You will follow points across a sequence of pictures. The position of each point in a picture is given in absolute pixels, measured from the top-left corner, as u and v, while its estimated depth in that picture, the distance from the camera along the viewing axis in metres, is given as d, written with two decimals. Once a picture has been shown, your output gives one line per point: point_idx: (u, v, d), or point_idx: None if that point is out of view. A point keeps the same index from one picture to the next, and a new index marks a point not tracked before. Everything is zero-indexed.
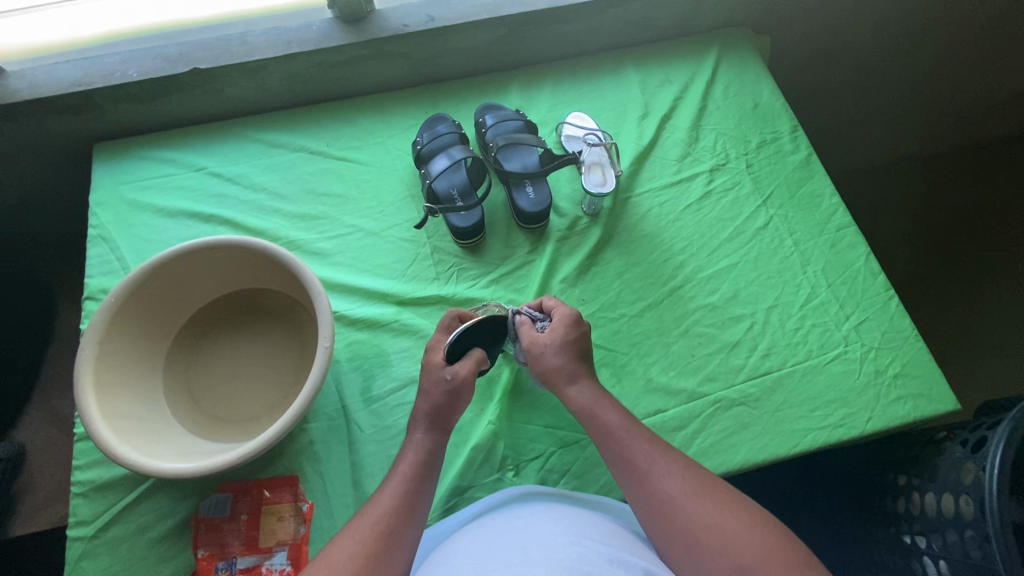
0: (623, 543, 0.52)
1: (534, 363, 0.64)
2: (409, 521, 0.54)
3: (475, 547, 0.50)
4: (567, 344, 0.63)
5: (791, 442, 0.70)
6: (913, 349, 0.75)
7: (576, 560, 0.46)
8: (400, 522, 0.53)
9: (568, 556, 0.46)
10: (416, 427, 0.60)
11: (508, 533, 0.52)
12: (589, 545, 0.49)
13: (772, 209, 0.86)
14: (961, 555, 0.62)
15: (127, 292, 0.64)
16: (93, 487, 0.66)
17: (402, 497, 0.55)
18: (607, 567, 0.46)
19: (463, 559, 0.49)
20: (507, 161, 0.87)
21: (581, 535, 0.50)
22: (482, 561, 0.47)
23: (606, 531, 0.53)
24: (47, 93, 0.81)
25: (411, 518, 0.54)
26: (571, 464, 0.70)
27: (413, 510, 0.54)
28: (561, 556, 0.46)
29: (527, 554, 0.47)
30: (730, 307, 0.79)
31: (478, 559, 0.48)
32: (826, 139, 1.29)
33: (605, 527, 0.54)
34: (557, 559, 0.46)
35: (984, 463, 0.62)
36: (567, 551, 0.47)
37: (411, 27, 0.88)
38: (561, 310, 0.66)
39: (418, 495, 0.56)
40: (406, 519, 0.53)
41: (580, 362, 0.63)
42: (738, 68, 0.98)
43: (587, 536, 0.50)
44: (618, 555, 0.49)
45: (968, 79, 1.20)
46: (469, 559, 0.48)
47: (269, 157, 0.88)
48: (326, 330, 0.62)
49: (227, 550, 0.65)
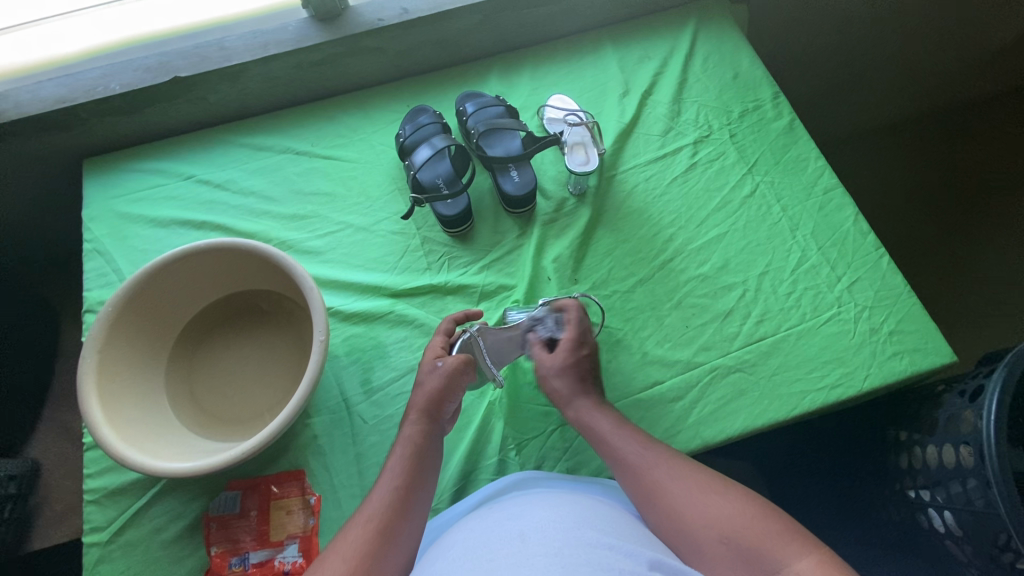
0: (627, 533, 0.52)
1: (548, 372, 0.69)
2: (403, 518, 0.55)
3: (475, 538, 0.51)
4: (569, 368, 0.68)
5: (790, 405, 0.71)
6: (906, 305, 0.75)
7: (574, 547, 0.47)
8: (396, 521, 0.54)
9: (566, 544, 0.47)
10: (410, 418, 0.62)
11: (506, 522, 0.52)
12: (588, 534, 0.49)
13: (757, 176, 0.86)
14: (964, 504, 0.63)
15: (124, 301, 0.65)
16: (104, 494, 0.67)
17: (394, 492, 0.56)
18: (606, 555, 0.47)
19: (461, 552, 0.49)
20: (490, 148, 0.87)
21: (579, 523, 0.51)
22: (479, 551, 0.48)
23: (605, 518, 0.53)
24: (32, 111, 0.82)
25: (405, 514, 0.55)
26: (571, 441, 0.71)
27: (409, 505, 0.56)
28: (559, 541, 0.47)
29: (525, 543, 0.48)
30: (722, 276, 0.80)
31: (476, 550, 0.49)
32: (811, 107, 1.29)
33: (607, 515, 0.54)
34: (556, 548, 0.47)
35: (980, 411, 0.62)
36: (565, 539, 0.48)
37: (385, 20, 0.88)
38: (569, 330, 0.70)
39: (413, 492, 0.57)
40: (399, 517, 0.55)
41: (580, 384, 0.67)
42: (716, 39, 0.98)
43: (585, 525, 0.51)
44: (616, 543, 0.49)
45: (954, 37, 1.19)
46: (467, 551, 0.49)
47: (255, 161, 0.89)
48: (320, 323, 0.63)
49: (239, 546, 0.66)
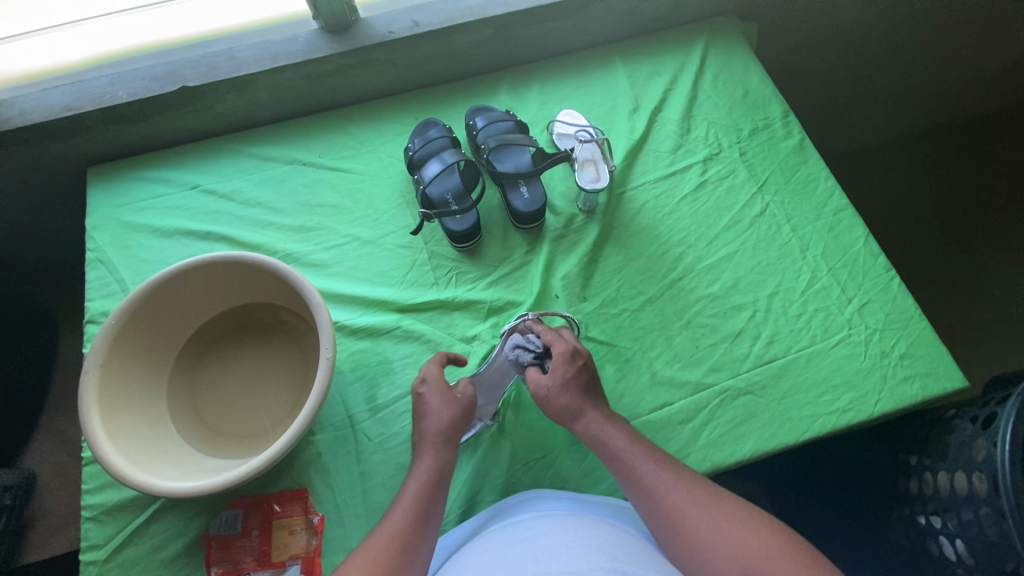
0: (637, 559, 0.51)
1: (545, 408, 0.66)
2: (422, 541, 0.54)
3: (484, 562, 0.50)
4: (568, 383, 0.65)
5: (801, 429, 0.70)
6: (917, 328, 0.75)
7: (585, 570, 0.46)
8: (413, 543, 0.53)
9: (578, 568, 0.46)
10: (425, 451, 0.61)
11: (517, 546, 0.51)
12: (599, 558, 0.48)
13: (767, 196, 0.86)
14: (977, 534, 0.62)
15: (127, 314, 0.64)
16: (103, 511, 0.66)
17: (410, 516, 0.55)
18: None
19: (474, 574, 0.48)
20: (500, 163, 0.87)
21: (590, 547, 0.50)
22: (489, 575, 0.47)
23: (614, 542, 0.52)
24: (37, 118, 0.81)
25: (421, 537, 0.54)
26: (580, 462, 0.70)
27: (424, 529, 0.55)
28: (571, 566, 0.46)
29: (536, 565, 0.47)
30: (732, 295, 0.79)
31: (487, 573, 0.48)
32: (818, 124, 1.29)
33: (617, 537, 0.53)
34: (567, 571, 0.46)
35: (994, 439, 0.61)
36: (576, 563, 0.47)
37: (397, 33, 0.88)
38: (559, 347, 0.68)
39: (430, 515, 0.56)
40: (415, 538, 0.54)
41: (582, 395, 0.65)
42: (726, 57, 0.98)
43: (596, 549, 0.50)
44: (628, 568, 0.48)
45: (957, 59, 1.19)
46: (477, 574, 0.48)
47: (262, 171, 0.88)
48: (328, 340, 0.62)
49: (240, 567, 0.65)
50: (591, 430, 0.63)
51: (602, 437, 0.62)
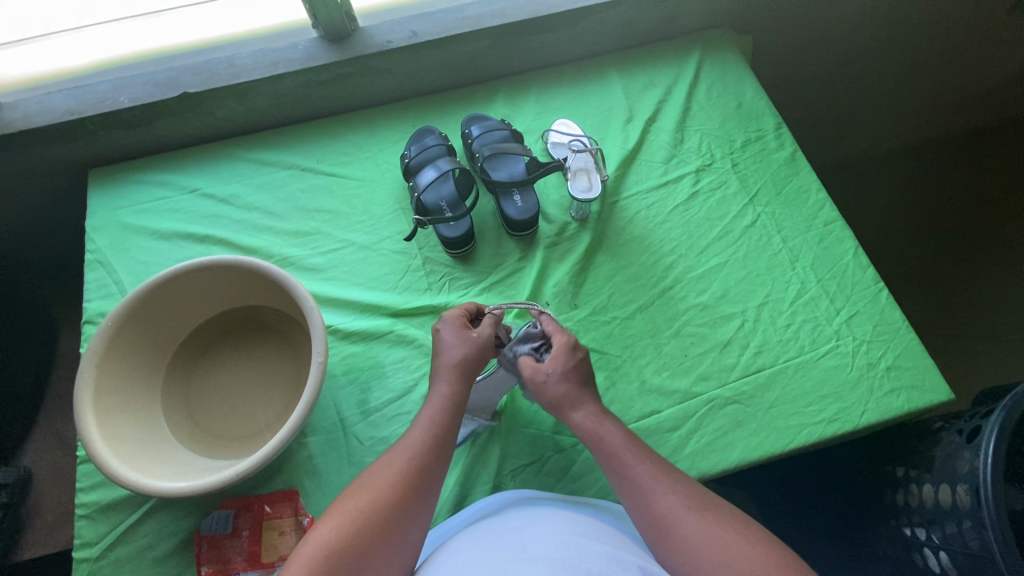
0: (620, 544, 0.53)
1: (539, 393, 0.64)
2: (407, 509, 0.52)
3: (475, 547, 0.51)
4: (568, 372, 0.64)
5: (786, 438, 0.70)
6: (904, 340, 0.75)
7: (573, 557, 0.48)
8: (395, 509, 0.51)
9: (566, 555, 0.48)
10: (441, 379, 0.62)
11: (508, 533, 0.53)
12: (588, 544, 0.50)
13: (758, 207, 0.87)
14: (960, 547, 0.62)
15: (122, 316, 0.65)
16: (96, 509, 0.67)
17: (394, 480, 0.53)
18: (605, 566, 0.47)
19: (465, 558, 0.50)
20: (494, 171, 0.88)
21: (580, 534, 0.52)
22: (480, 558, 0.49)
23: (602, 530, 0.55)
24: (40, 122, 0.83)
25: (407, 505, 0.52)
26: (568, 468, 0.70)
27: (410, 497, 0.52)
28: (560, 552, 0.48)
29: (526, 551, 0.48)
30: (722, 305, 0.80)
31: (476, 557, 0.49)
32: (815, 135, 1.30)
33: (605, 530, 0.55)
34: (556, 558, 0.47)
35: (977, 452, 0.62)
36: (565, 550, 0.49)
37: (394, 43, 0.89)
38: (560, 337, 0.67)
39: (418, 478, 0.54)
40: (397, 505, 0.51)
41: (581, 387, 0.64)
42: (720, 69, 0.99)
43: (585, 535, 0.52)
44: (616, 553, 0.50)
45: (951, 73, 1.21)
46: (469, 558, 0.50)
47: (260, 176, 0.89)
48: (319, 344, 0.63)
49: (229, 566, 0.65)
50: (590, 429, 0.61)
51: (604, 435, 0.60)
